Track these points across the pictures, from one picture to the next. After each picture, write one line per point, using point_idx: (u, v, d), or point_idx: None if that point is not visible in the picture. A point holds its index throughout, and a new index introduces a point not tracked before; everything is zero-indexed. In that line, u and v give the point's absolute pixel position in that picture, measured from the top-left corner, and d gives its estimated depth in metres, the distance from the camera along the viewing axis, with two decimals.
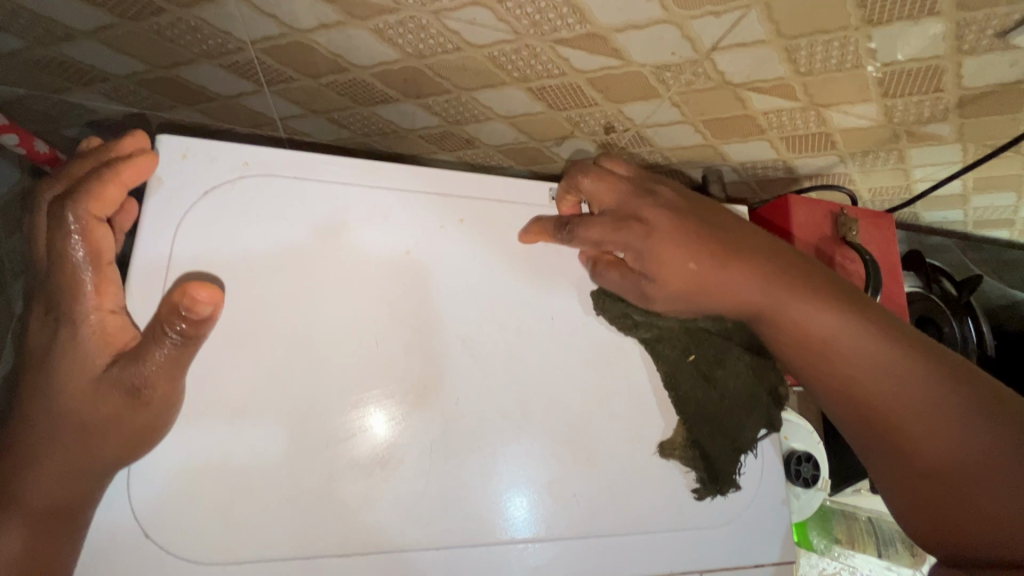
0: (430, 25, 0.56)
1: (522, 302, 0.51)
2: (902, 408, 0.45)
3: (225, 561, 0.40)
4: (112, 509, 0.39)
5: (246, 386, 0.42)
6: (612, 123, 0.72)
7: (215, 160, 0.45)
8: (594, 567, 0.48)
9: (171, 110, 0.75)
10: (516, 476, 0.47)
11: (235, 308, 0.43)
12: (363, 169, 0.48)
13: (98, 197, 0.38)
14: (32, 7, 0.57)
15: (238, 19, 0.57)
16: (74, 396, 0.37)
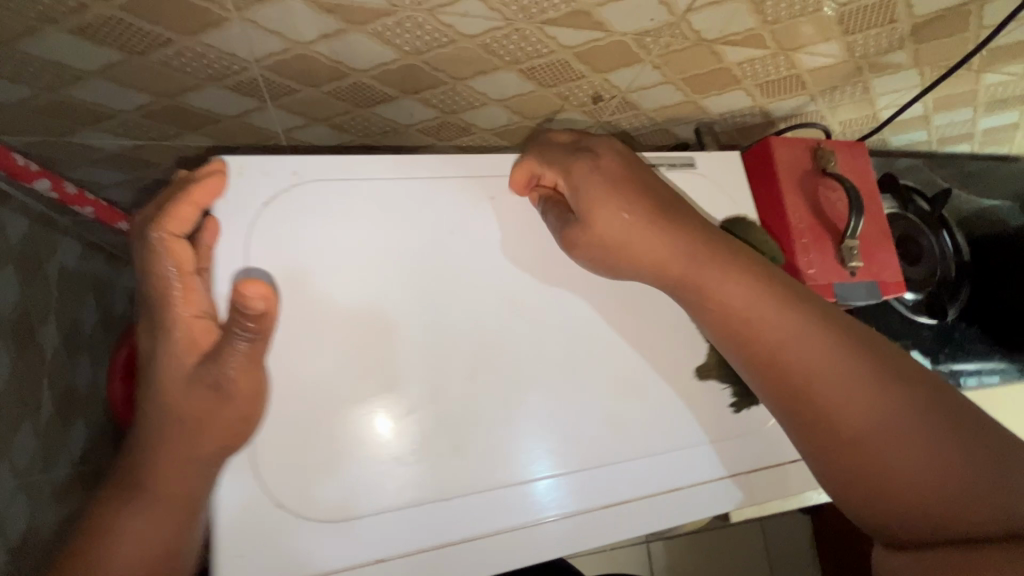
0: (425, 23, 0.60)
1: (547, 269, 0.58)
2: (825, 378, 0.45)
3: (322, 516, 0.48)
4: (243, 490, 0.46)
5: (328, 366, 0.50)
6: (599, 92, 0.77)
7: (271, 175, 0.51)
8: (649, 480, 0.57)
9: (178, 137, 0.78)
10: (553, 420, 0.55)
11: (310, 299, 0.50)
12: (397, 166, 0.56)
13: (174, 216, 0.44)
14: (40, 55, 0.59)
15: (243, 41, 0.60)
16: (172, 393, 0.42)
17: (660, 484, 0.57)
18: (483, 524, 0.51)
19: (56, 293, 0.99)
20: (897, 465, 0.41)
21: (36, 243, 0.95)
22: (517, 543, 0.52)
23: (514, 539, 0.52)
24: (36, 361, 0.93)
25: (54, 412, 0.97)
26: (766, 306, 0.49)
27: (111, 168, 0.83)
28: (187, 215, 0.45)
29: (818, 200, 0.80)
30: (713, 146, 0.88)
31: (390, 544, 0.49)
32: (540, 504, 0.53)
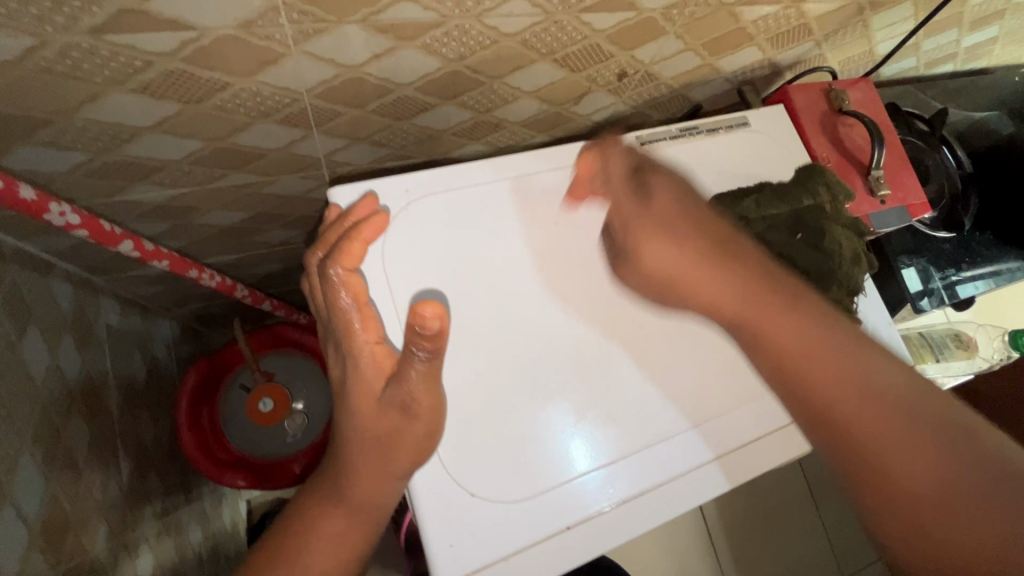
0: (471, 29, 0.61)
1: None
2: (859, 415, 0.49)
3: (489, 496, 0.52)
4: (440, 484, 0.51)
5: (477, 361, 0.55)
6: (624, 69, 0.80)
7: (386, 196, 0.57)
8: (725, 436, 0.61)
9: (222, 178, 0.79)
10: (635, 398, 0.59)
11: (449, 300, 0.56)
12: (488, 170, 0.61)
13: (348, 253, 0.52)
14: (100, 119, 0.59)
15: (298, 74, 0.61)
16: (367, 417, 0.52)
17: (734, 440, 0.61)
18: (568, 514, 0.54)
19: (108, 353, 1.00)
20: (934, 511, 0.44)
21: (81, 306, 0.95)
22: (607, 524, 0.55)
23: (599, 523, 0.55)
24: (107, 423, 0.94)
25: (131, 469, 0.99)
26: (819, 338, 0.52)
27: (154, 219, 0.83)
28: (355, 252, 0.52)
29: (842, 139, 0.84)
30: (756, 101, 0.95)
31: (524, 533, 0.52)
32: (588, 498, 0.55)
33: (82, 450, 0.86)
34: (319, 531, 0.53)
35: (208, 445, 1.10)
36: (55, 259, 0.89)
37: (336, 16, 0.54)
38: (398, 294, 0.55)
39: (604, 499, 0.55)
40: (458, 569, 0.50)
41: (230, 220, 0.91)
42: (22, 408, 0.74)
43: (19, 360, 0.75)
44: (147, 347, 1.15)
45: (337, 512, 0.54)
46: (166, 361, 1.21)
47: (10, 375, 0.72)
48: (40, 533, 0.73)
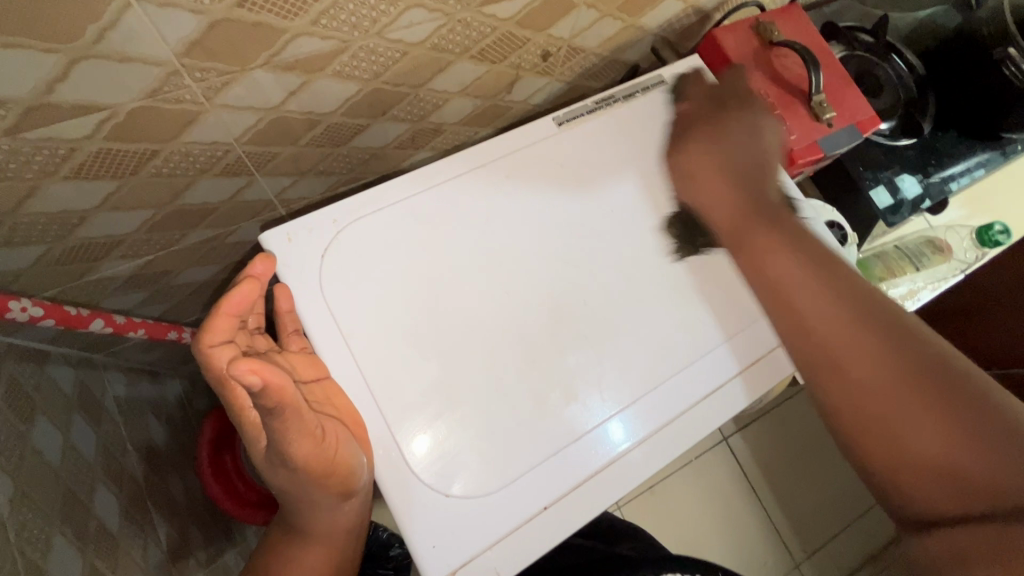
0: (376, 46, 0.62)
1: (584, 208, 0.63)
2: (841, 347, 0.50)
3: (465, 492, 0.51)
4: (413, 488, 0.50)
5: (434, 368, 0.53)
6: (546, 49, 0.80)
7: (314, 230, 0.56)
8: (696, 386, 0.59)
9: (185, 238, 0.81)
10: (611, 357, 0.58)
11: (397, 315, 0.55)
12: (416, 180, 0.60)
13: (209, 328, 0.45)
14: (47, 210, 0.61)
15: (221, 127, 0.62)
16: (275, 471, 0.49)
17: (720, 375, 0.60)
18: (557, 485, 0.53)
19: (122, 422, 1.04)
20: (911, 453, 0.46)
21: (85, 386, 0.98)
22: (602, 485, 0.54)
23: (598, 482, 0.54)
24: (135, 489, 0.98)
25: (168, 527, 1.03)
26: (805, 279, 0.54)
27: (132, 290, 0.86)
28: (217, 325, 0.45)
29: (778, 73, 0.83)
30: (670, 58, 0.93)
31: (513, 514, 0.51)
32: (579, 464, 0.54)
33: (114, 520, 0.89)
34: (304, 566, 0.54)
35: (235, 489, 1.16)
36: (50, 347, 0.92)
37: (238, 65, 0.55)
38: (343, 320, 0.54)
39: (616, 447, 0.55)
40: (443, 568, 0.49)
41: (205, 274, 0.94)
42: (46, 493, 0.77)
43: (35, 449, 0.79)
44: (161, 409, 1.19)
45: (323, 546, 0.54)
46: (184, 419, 1.25)
47: (27, 464, 0.76)
48: None
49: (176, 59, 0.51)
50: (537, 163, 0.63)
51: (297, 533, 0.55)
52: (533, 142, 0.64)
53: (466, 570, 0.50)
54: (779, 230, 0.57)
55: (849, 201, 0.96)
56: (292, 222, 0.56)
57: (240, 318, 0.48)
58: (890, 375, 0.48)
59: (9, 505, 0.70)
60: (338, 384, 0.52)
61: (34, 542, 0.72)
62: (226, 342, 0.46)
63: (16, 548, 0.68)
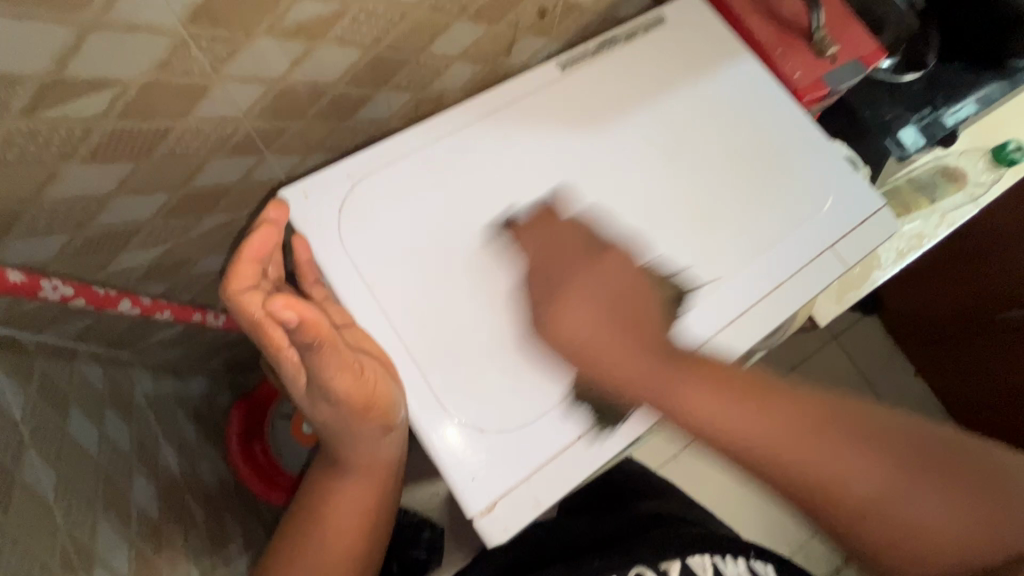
0: (375, 8, 0.62)
1: (589, 146, 0.62)
2: (831, 485, 0.52)
3: (496, 428, 0.52)
4: (444, 425, 0.51)
5: (460, 314, 0.54)
6: (542, 6, 0.79)
7: (328, 186, 0.57)
8: (717, 315, 0.59)
9: (200, 223, 0.82)
10: (632, 290, 0.58)
11: (416, 262, 0.55)
12: (423, 132, 0.60)
13: (232, 275, 0.46)
14: (67, 196, 0.62)
15: (229, 100, 0.63)
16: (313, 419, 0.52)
17: (743, 300, 0.60)
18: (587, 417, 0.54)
19: (154, 418, 1.06)
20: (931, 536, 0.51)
21: (114, 382, 1.00)
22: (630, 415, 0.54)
23: (626, 415, 0.54)
24: (172, 479, 1.00)
25: (206, 515, 1.05)
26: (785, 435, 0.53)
27: (152, 281, 0.87)
28: (241, 270, 0.46)
29: (776, 10, 0.82)
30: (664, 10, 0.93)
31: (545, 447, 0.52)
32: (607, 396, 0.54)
33: (154, 509, 0.91)
34: (345, 505, 0.55)
35: (266, 475, 1.18)
36: (78, 345, 0.94)
37: (243, 32, 0.56)
38: (364, 268, 0.54)
39: None
40: (484, 500, 0.50)
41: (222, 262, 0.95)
42: (87, 481, 0.79)
43: (73, 440, 0.81)
44: (188, 405, 1.21)
45: (362, 482, 0.56)
46: (210, 414, 1.28)
47: (67, 453, 0.78)
48: None
49: (183, 27, 0.51)
50: (543, 109, 0.63)
51: (333, 486, 0.56)
52: (538, 88, 0.64)
53: (504, 503, 0.50)
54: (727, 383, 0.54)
55: (858, 140, 0.95)
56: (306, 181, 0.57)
57: (263, 263, 0.49)
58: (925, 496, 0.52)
59: (55, 491, 0.72)
60: (367, 330, 0.53)
61: (80, 527, 0.74)
62: (255, 282, 0.47)
63: (63, 532, 0.70)
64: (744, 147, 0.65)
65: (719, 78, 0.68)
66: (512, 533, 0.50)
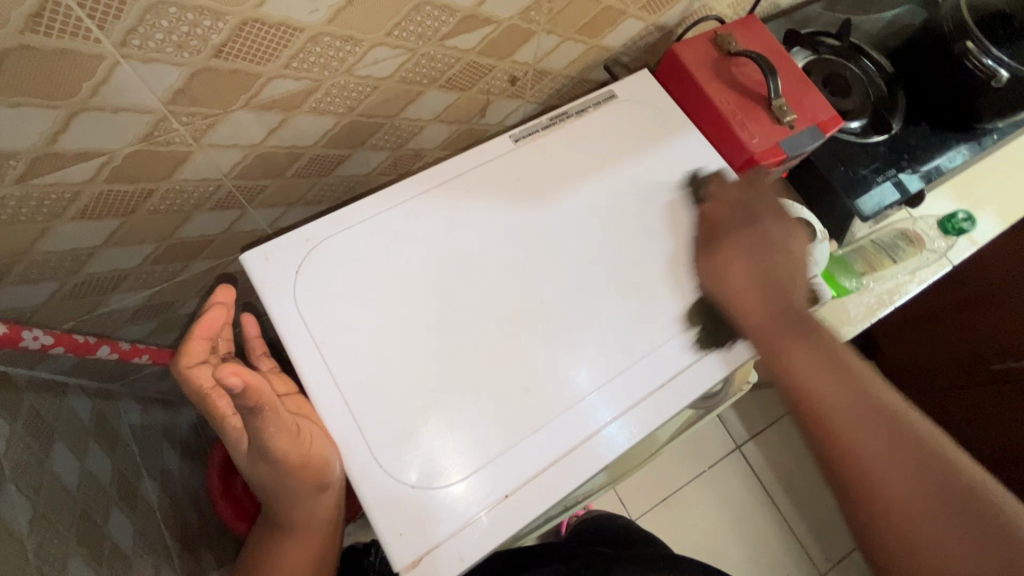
0: (347, 83, 0.68)
1: (536, 214, 0.66)
2: (857, 445, 0.57)
3: (427, 482, 0.53)
4: (377, 478, 0.53)
5: (400, 371, 0.57)
6: (514, 74, 0.85)
7: (288, 247, 0.61)
8: (651, 378, 0.61)
9: (187, 269, 0.87)
10: (571, 349, 0.60)
11: (363, 321, 0.59)
12: (382, 198, 0.65)
13: (186, 352, 0.55)
14: (58, 249, 0.68)
15: (211, 164, 0.68)
16: (261, 469, 0.57)
17: (676, 364, 0.62)
18: (520, 474, 0.55)
19: (137, 450, 1.09)
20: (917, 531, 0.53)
21: (102, 415, 1.04)
22: (563, 473, 0.56)
23: (559, 473, 0.55)
24: (150, 513, 1.03)
25: (182, 550, 1.07)
26: (842, 390, 0.60)
27: (141, 320, 0.92)
28: (192, 348, 0.56)
29: (735, 80, 0.87)
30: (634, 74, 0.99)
31: (476, 503, 0.53)
32: (541, 454, 0.56)
33: (129, 544, 0.93)
34: (290, 558, 0.60)
35: (245, 510, 1.19)
36: (68, 379, 0.99)
37: (220, 108, 0.61)
38: (314, 326, 0.58)
39: (575, 437, 0.57)
40: (410, 553, 0.51)
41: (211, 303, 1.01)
42: (64, 516, 0.82)
43: (54, 475, 0.84)
44: (174, 436, 1.25)
45: (309, 539, 0.61)
46: (197, 445, 1.31)
47: (46, 489, 0.81)
48: None
49: (163, 105, 0.57)
50: (496, 177, 0.68)
51: (283, 536, 0.61)
52: (493, 157, 0.69)
53: (430, 557, 0.51)
54: (813, 345, 0.62)
55: (823, 201, 0.98)
56: (269, 243, 0.62)
57: (215, 340, 0.58)
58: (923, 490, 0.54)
59: (30, 526, 0.75)
60: (308, 386, 0.56)
61: (53, 563, 0.76)
62: (202, 363, 0.56)
63: (36, 568, 0.73)
64: (684, 216, 0.69)
65: (666, 150, 0.72)
66: None
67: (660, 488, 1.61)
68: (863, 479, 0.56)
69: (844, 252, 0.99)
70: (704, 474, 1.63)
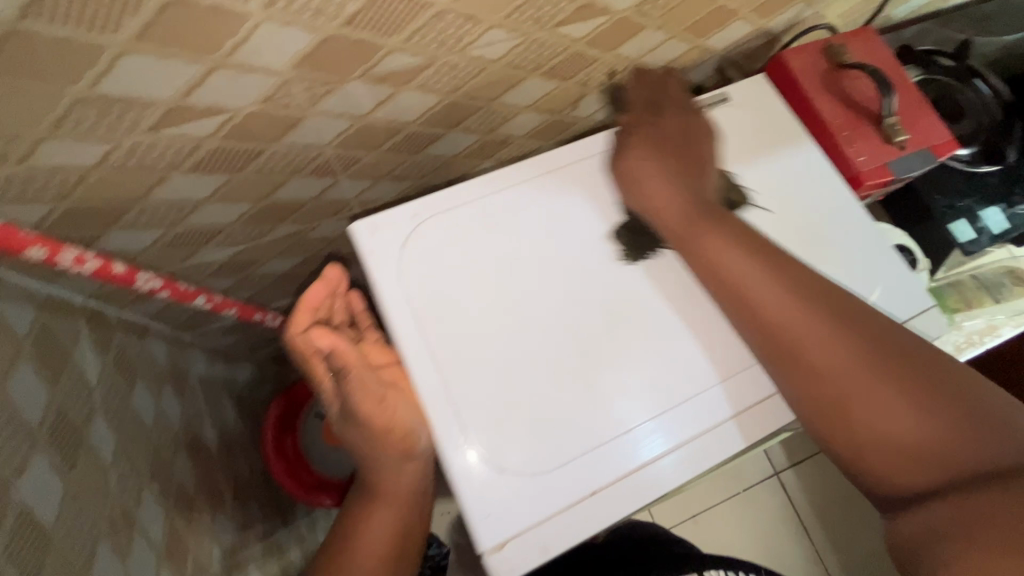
0: (458, 62, 0.68)
1: (637, 216, 0.66)
2: (797, 333, 0.56)
3: (518, 470, 0.54)
4: (469, 460, 0.54)
5: (497, 358, 0.58)
6: (614, 68, 0.83)
7: (396, 222, 0.62)
8: (743, 393, 0.60)
9: (273, 230, 0.90)
10: (662, 355, 0.61)
11: (464, 303, 0.60)
12: (488, 183, 0.65)
13: (294, 320, 0.62)
14: (167, 199, 0.71)
15: (318, 131, 0.70)
16: (351, 434, 0.60)
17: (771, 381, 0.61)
18: (607, 474, 0.55)
19: (202, 399, 1.14)
20: (873, 409, 0.52)
21: (175, 361, 1.09)
22: (649, 478, 0.56)
23: (645, 477, 0.56)
24: (209, 459, 1.07)
25: (233, 498, 1.12)
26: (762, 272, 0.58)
27: (224, 275, 0.96)
28: (299, 316, 0.62)
29: (847, 94, 0.83)
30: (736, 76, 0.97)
31: (563, 496, 0.54)
32: (629, 456, 0.56)
33: (191, 485, 0.98)
34: (376, 528, 0.60)
35: (295, 469, 1.23)
36: (150, 323, 1.04)
37: (339, 76, 0.62)
38: (417, 302, 0.59)
39: (664, 442, 0.57)
40: (497, 538, 0.52)
41: (284, 266, 1.04)
42: (141, 450, 0.87)
43: (134, 411, 0.89)
44: (232, 389, 1.30)
45: (392, 510, 0.61)
46: (250, 402, 1.36)
47: (127, 424, 0.86)
48: (166, 553, 0.85)
49: (289, 69, 0.58)
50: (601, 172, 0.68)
51: (369, 503, 0.61)
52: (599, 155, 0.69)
53: (516, 544, 0.52)
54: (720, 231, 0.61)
55: (919, 228, 0.93)
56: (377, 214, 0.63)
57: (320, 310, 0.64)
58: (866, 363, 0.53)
59: (112, 455, 0.79)
60: (407, 362, 0.57)
61: (130, 495, 0.80)
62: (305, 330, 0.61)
63: (115, 497, 0.77)
64: (791, 234, 0.67)
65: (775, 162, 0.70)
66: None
67: (690, 504, 1.58)
68: (803, 364, 0.55)
69: (941, 283, 0.94)
70: (739, 496, 1.59)
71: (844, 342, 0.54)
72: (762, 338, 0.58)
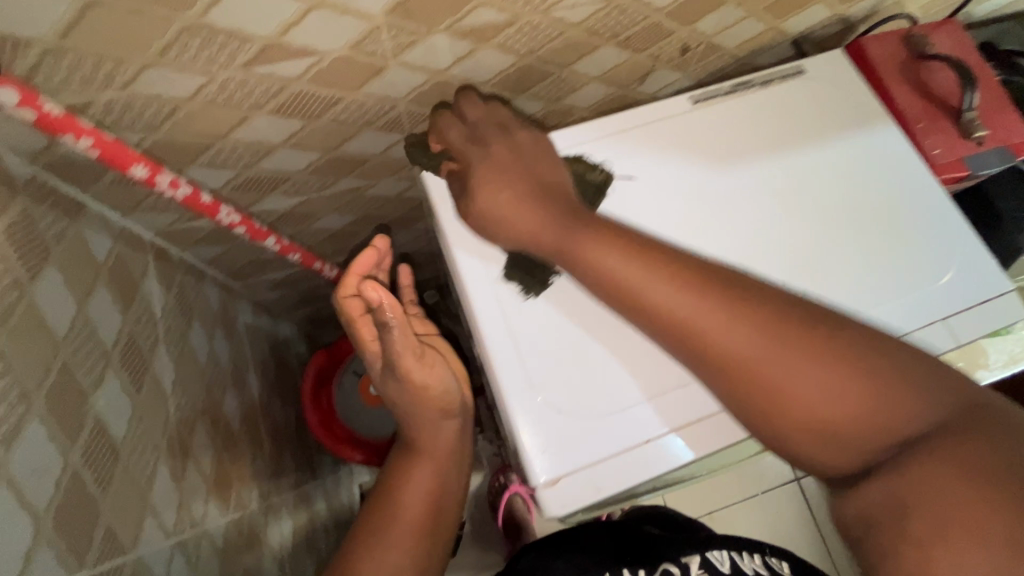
0: (540, 23, 0.69)
1: (709, 181, 0.68)
2: (697, 319, 0.52)
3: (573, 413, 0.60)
4: (528, 400, 0.60)
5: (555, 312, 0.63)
6: (687, 44, 0.83)
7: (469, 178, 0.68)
8: None
9: (334, 184, 0.92)
10: None
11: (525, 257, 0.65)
12: (567, 139, 0.69)
13: (342, 284, 0.64)
14: (245, 140, 0.73)
15: (396, 83, 0.71)
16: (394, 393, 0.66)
17: None
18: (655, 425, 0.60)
19: (247, 347, 1.18)
20: (792, 385, 0.48)
21: (225, 308, 1.13)
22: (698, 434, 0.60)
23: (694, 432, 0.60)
24: (252, 404, 1.11)
25: (270, 445, 1.15)
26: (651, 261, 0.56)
27: (281, 226, 0.98)
28: (348, 280, 0.64)
29: (923, 83, 0.81)
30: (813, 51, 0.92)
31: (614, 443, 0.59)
32: (674, 413, 0.61)
33: (235, 424, 1.02)
34: (415, 481, 0.66)
35: (329, 423, 1.26)
36: (205, 269, 1.07)
37: (426, 27, 0.63)
38: (484, 252, 0.65)
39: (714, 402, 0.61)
40: (553, 471, 0.58)
41: (338, 224, 1.06)
42: (194, 384, 0.90)
43: (190, 348, 0.92)
44: (273, 343, 1.34)
45: (430, 465, 0.67)
46: (288, 358, 1.39)
47: (183, 357, 0.89)
48: (212, 484, 0.88)
49: (382, 15, 0.59)
50: (671, 138, 0.70)
51: (410, 460, 0.68)
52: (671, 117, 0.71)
53: (571, 480, 0.58)
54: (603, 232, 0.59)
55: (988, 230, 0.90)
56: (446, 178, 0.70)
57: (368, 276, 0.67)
58: (771, 341, 0.50)
59: (171, 384, 0.83)
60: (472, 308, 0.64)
61: (185, 424, 0.84)
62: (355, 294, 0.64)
63: (172, 423, 0.80)
64: (857, 211, 0.68)
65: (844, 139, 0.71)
66: (570, 509, 0.57)
67: None
68: (711, 345, 0.52)
69: None
70: None
71: (751, 329, 0.50)
72: (663, 330, 0.55)
